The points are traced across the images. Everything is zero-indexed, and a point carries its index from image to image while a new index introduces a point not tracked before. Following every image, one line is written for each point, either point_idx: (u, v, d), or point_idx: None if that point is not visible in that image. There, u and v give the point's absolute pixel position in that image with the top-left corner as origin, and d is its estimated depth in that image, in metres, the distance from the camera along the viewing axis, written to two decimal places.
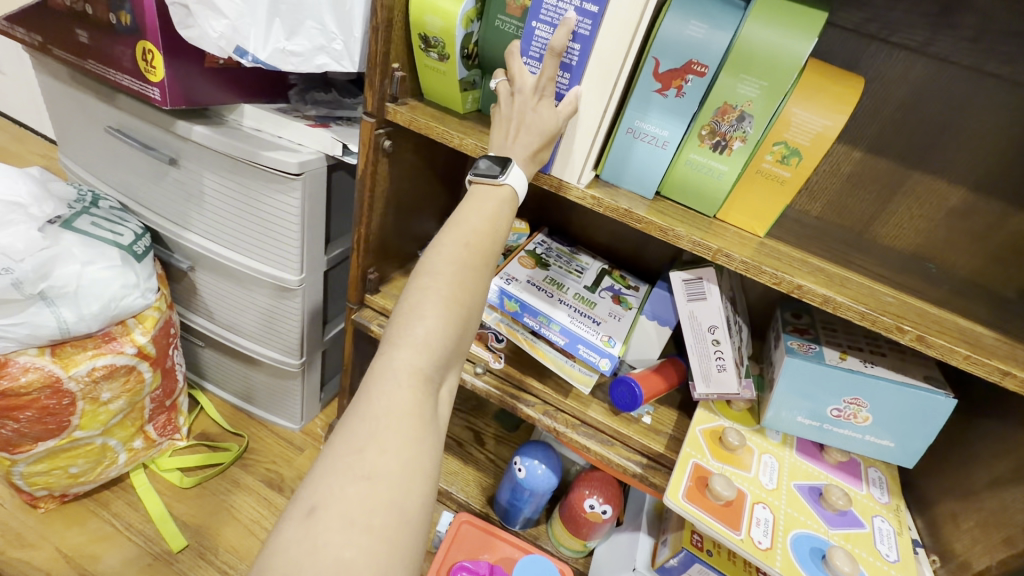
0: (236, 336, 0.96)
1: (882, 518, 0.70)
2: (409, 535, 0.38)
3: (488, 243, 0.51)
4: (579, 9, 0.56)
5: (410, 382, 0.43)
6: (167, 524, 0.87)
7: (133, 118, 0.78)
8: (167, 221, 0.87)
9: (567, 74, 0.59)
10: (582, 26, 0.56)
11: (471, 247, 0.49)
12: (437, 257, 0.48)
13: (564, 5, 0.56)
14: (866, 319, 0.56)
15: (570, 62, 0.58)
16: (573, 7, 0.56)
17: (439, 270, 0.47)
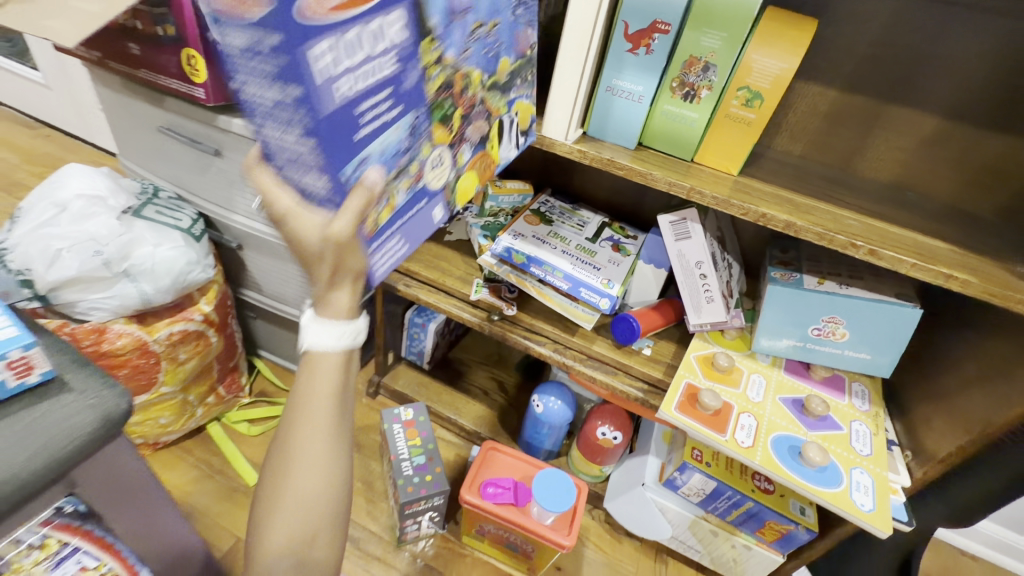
0: (283, 305, 1.10)
1: (859, 422, 0.78)
2: None
3: (325, 417, 0.44)
4: (279, 101, 0.33)
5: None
6: (242, 464, 1.03)
7: (179, 116, 0.90)
8: (216, 206, 0.99)
9: (320, 187, 0.37)
10: (294, 133, 0.35)
11: (309, 437, 0.44)
12: (284, 451, 0.45)
13: (264, 106, 0.34)
14: (824, 239, 0.63)
15: (319, 186, 0.37)
16: (273, 101, 0.34)
17: (292, 481, 0.44)
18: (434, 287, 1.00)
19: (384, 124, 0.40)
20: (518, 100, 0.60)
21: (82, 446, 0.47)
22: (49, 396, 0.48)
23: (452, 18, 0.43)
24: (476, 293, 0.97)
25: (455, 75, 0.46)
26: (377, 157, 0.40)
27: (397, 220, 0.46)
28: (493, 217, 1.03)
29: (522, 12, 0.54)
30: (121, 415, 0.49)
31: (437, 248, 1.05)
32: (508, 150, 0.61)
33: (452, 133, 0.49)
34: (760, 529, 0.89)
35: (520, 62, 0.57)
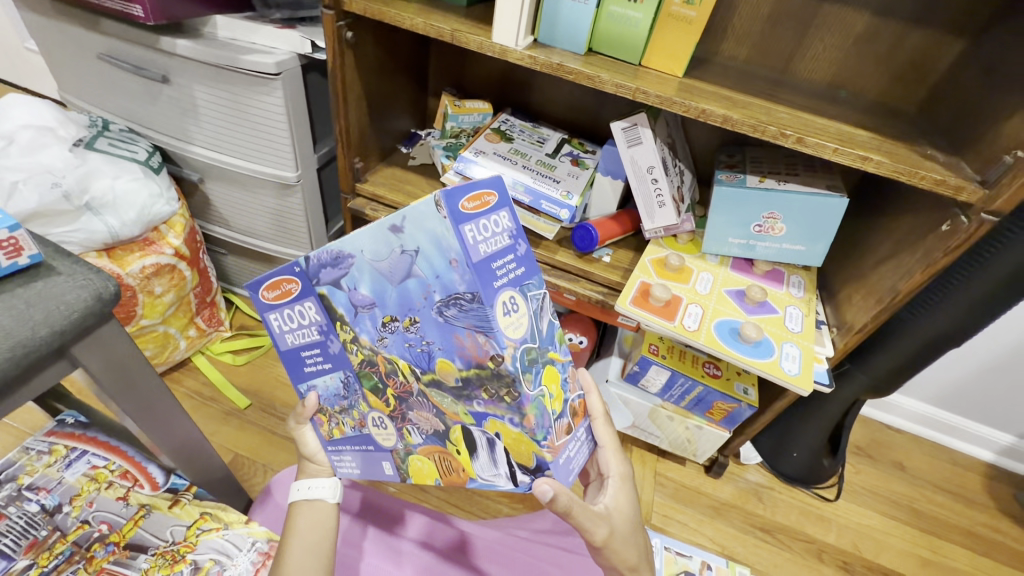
0: (252, 238, 1.11)
1: (794, 306, 0.87)
2: None
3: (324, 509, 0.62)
4: None
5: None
6: (232, 390, 1.08)
7: (119, 41, 0.86)
8: (171, 138, 0.98)
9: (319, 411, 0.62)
10: None
11: (314, 511, 0.61)
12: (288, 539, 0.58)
13: None
14: (757, 130, 0.68)
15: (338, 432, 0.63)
16: None
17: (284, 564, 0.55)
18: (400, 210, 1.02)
19: (321, 371, 0.56)
20: (489, 420, 0.50)
21: (80, 324, 0.42)
22: (40, 277, 0.43)
23: (357, 312, 0.49)
24: None
25: (378, 357, 0.51)
26: (321, 389, 0.58)
27: (350, 444, 0.61)
28: (455, 137, 1.07)
29: (455, 315, 0.46)
30: (109, 297, 0.44)
31: (402, 172, 1.07)
32: (487, 470, 0.52)
33: (389, 406, 0.55)
34: (709, 410, 1.01)
35: (474, 370, 0.48)
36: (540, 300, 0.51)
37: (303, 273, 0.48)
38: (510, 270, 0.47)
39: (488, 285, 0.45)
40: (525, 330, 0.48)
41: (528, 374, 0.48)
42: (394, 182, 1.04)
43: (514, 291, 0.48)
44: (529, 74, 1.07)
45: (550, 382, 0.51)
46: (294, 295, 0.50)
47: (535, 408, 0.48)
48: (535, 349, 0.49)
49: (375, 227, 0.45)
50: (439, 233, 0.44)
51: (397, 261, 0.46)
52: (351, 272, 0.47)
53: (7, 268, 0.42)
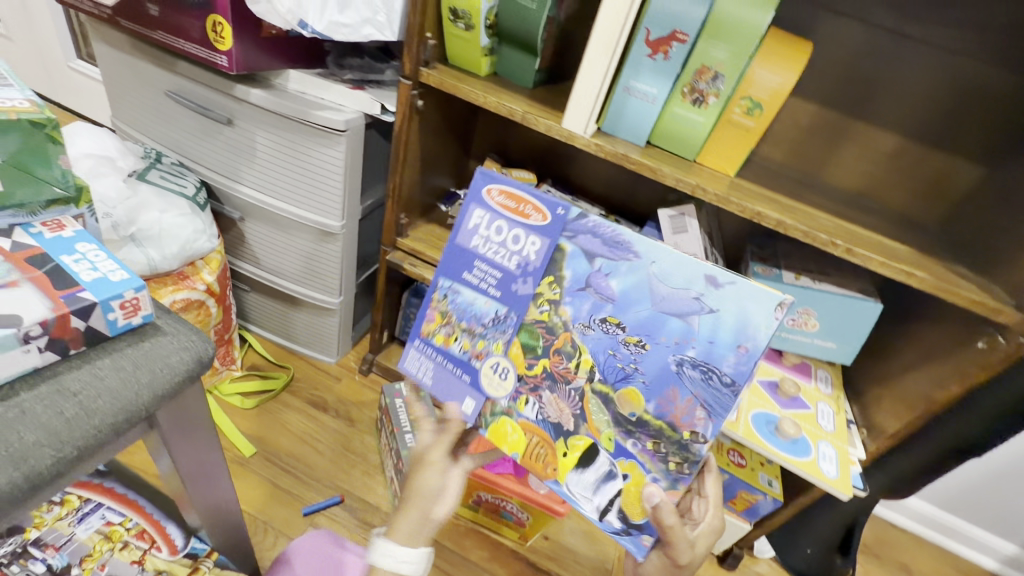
0: (280, 279, 1.10)
1: (824, 403, 0.88)
2: None
3: None
4: None
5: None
6: (237, 436, 1.03)
7: (192, 82, 0.89)
8: (220, 176, 0.98)
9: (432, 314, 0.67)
10: None
11: None
12: None
13: None
14: (808, 237, 0.72)
15: None
16: None
17: None
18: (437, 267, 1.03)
19: (481, 288, 0.60)
20: (630, 460, 0.57)
21: (178, 385, 0.46)
22: (148, 337, 0.46)
23: (584, 287, 0.55)
24: None
25: (564, 332, 0.57)
26: (462, 297, 0.61)
27: (441, 355, 0.64)
28: None
29: (689, 374, 0.53)
30: (205, 361, 0.48)
31: (441, 230, 1.09)
32: (581, 487, 0.59)
33: (531, 370, 0.59)
34: (731, 498, 1.01)
35: (661, 421, 0.55)
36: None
37: (563, 220, 0.54)
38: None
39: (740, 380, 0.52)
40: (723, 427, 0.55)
41: (695, 456, 0.55)
42: (433, 239, 1.06)
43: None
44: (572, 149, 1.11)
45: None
46: (529, 222, 0.56)
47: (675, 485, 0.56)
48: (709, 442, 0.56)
49: (696, 264, 0.52)
50: (750, 319, 0.51)
51: (682, 299, 0.52)
52: (619, 264, 0.54)
53: (126, 325, 0.45)
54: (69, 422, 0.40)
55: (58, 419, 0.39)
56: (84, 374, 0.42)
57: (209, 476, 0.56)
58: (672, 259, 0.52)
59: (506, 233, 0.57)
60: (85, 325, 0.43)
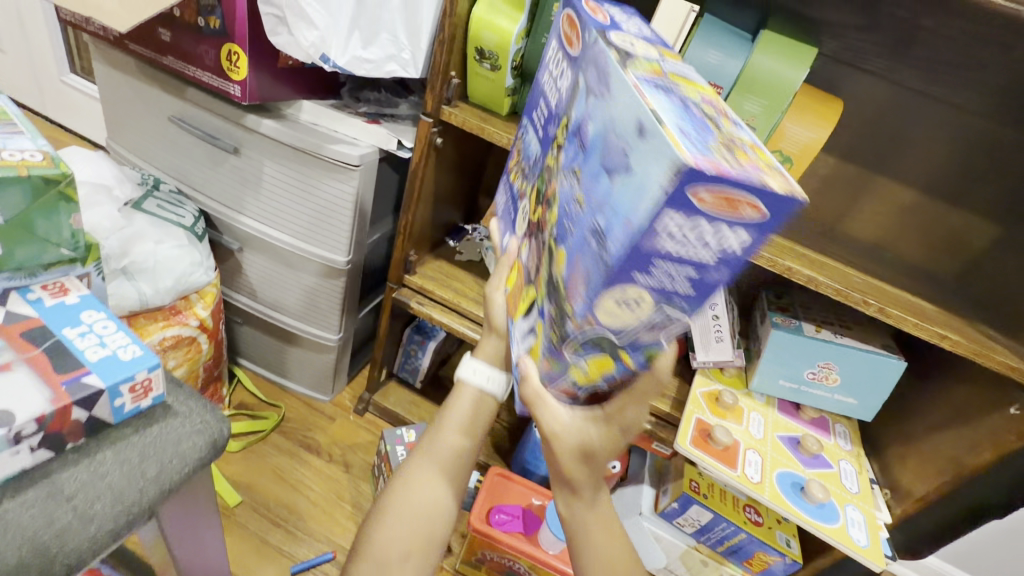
0: (278, 313, 1.04)
1: (846, 461, 0.86)
2: None
3: (473, 425, 0.56)
4: None
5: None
6: (223, 483, 0.97)
7: (199, 109, 0.85)
8: (221, 205, 0.94)
9: None
10: None
11: (477, 415, 0.56)
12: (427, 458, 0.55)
13: None
14: (840, 294, 0.70)
15: None
16: None
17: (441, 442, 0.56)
18: (447, 307, 0.99)
19: (536, 129, 0.49)
20: (540, 318, 0.43)
21: (188, 474, 0.47)
22: (157, 421, 0.49)
23: (576, 132, 0.38)
24: None
25: (551, 181, 0.43)
26: (528, 140, 0.52)
27: (506, 201, 0.57)
28: None
29: (588, 244, 0.34)
30: (217, 445, 0.50)
31: (449, 267, 1.05)
32: (518, 341, 0.47)
33: (534, 216, 0.47)
34: (747, 560, 0.95)
35: (557, 298, 0.39)
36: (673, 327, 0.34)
37: (585, 48, 0.39)
38: (678, 281, 0.32)
39: (615, 270, 0.31)
40: (631, 329, 0.35)
41: (574, 344, 0.37)
42: (443, 276, 1.02)
43: (644, 298, 0.33)
44: None
45: (592, 366, 0.39)
46: (572, 49, 0.42)
47: (550, 360, 0.40)
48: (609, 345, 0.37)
49: (639, 106, 0.31)
50: (644, 191, 0.29)
51: (615, 149, 0.33)
52: (597, 103, 0.35)
53: (135, 409, 0.48)
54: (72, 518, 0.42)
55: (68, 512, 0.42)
56: (85, 468, 0.44)
57: (199, 535, 0.53)
58: (630, 96, 0.32)
59: (559, 64, 0.45)
60: (89, 414, 0.45)
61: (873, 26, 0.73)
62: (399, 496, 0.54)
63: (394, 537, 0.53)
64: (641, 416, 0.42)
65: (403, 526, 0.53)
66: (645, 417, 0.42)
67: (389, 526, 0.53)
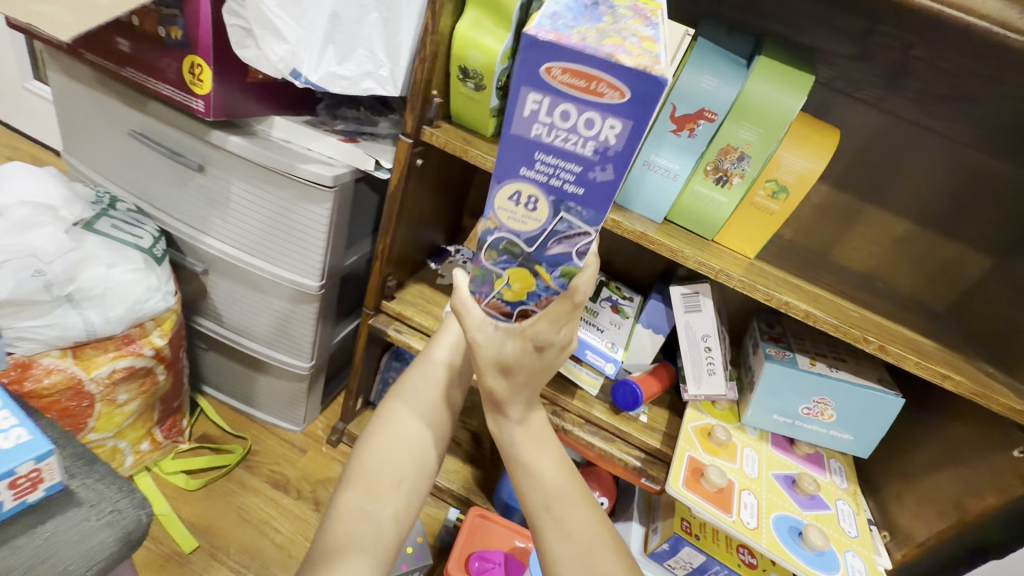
0: (245, 340, 0.97)
1: (843, 501, 0.82)
2: (391, 534, 0.54)
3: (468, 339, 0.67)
4: None
5: (350, 509, 0.54)
6: (178, 527, 0.89)
7: (161, 123, 0.79)
8: (185, 225, 0.87)
9: None
10: None
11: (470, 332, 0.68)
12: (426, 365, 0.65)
13: None
14: (838, 330, 0.67)
15: None
16: None
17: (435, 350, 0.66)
18: (427, 334, 0.94)
19: None
20: None
21: (101, 565, 0.61)
22: (48, 516, 0.61)
23: None
24: None
25: None
26: None
27: None
28: None
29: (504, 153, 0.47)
30: (145, 524, 0.65)
31: (429, 291, 1.00)
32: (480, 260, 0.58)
33: None
34: None
35: None
36: (568, 227, 0.46)
37: None
38: (564, 179, 0.44)
39: (511, 168, 0.45)
40: (535, 232, 0.47)
41: (493, 252, 0.49)
42: (423, 301, 0.97)
43: (540, 195, 0.45)
44: None
45: (515, 277, 0.49)
46: None
47: (479, 273, 0.50)
48: (519, 251, 0.48)
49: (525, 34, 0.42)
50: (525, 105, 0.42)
51: None
52: None
53: (16, 503, 0.59)
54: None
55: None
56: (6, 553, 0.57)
57: None
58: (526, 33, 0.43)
59: None
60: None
61: (867, 56, 0.72)
62: (389, 419, 0.60)
63: (385, 458, 0.57)
64: (559, 334, 0.46)
65: (394, 447, 0.58)
66: (570, 331, 0.47)
67: (381, 447, 0.58)
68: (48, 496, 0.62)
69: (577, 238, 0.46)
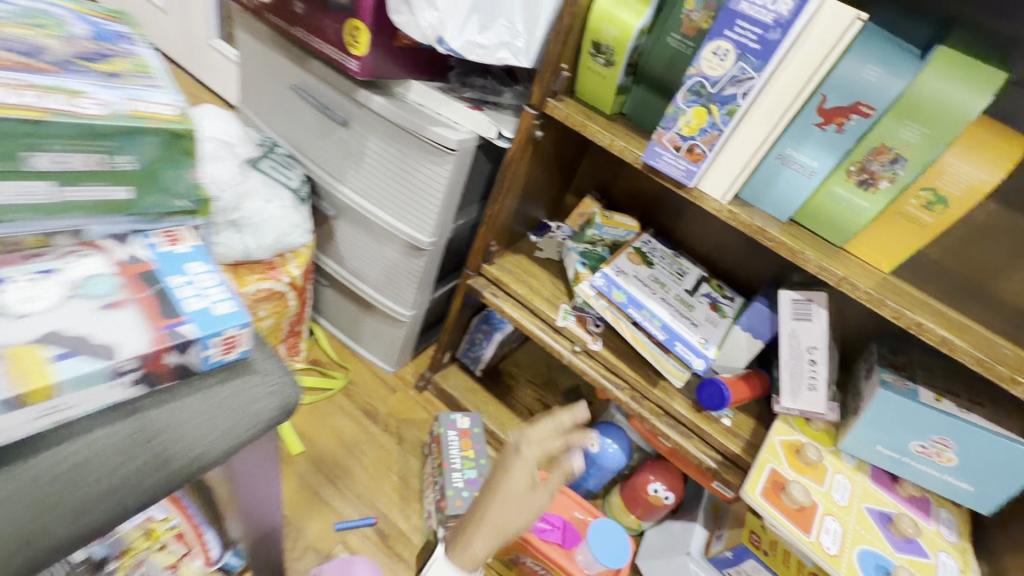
0: (359, 283, 1.09)
1: (946, 554, 0.74)
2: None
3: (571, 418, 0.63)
4: None
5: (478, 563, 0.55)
6: (287, 431, 1.04)
7: (318, 81, 0.90)
8: (325, 173, 0.99)
9: None
10: None
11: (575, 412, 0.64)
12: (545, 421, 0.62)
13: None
14: (983, 365, 0.60)
15: None
16: None
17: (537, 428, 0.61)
18: (520, 302, 0.98)
19: None
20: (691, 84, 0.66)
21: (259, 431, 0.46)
22: (237, 375, 0.47)
23: None
24: (563, 320, 0.94)
25: None
26: None
27: None
28: (592, 244, 1.01)
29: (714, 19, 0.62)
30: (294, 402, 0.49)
31: (528, 262, 1.04)
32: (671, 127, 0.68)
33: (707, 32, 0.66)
34: None
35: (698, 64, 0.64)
36: (743, 80, 0.61)
37: None
38: (749, 36, 0.59)
39: (719, 27, 0.60)
40: (720, 76, 0.62)
41: (687, 93, 0.65)
42: (520, 271, 1.01)
43: (730, 50, 0.61)
44: (681, 205, 1.02)
45: (693, 115, 0.65)
46: None
47: (671, 110, 0.66)
48: (706, 92, 0.64)
49: None
50: None
51: None
52: None
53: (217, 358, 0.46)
54: (96, 497, 0.37)
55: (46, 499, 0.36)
56: (175, 410, 0.43)
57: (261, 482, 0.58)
58: None
59: None
60: (180, 359, 0.43)
61: None
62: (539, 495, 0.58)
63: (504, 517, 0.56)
64: None
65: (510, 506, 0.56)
66: None
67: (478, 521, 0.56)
68: (237, 360, 0.48)
69: (750, 86, 0.61)
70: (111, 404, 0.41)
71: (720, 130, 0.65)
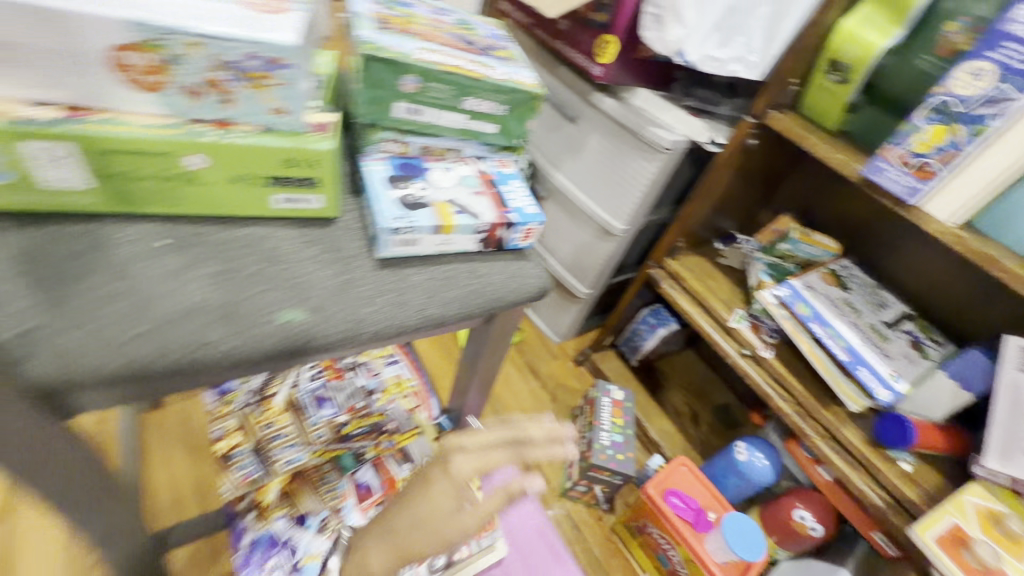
0: (550, 257, 1.26)
1: None
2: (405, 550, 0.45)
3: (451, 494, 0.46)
4: None
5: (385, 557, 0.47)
6: None
7: (560, 84, 1.09)
8: (545, 160, 1.19)
9: None
10: None
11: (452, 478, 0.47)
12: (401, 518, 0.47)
13: None
14: None
15: None
16: None
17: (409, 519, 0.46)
18: (695, 298, 1.04)
19: None
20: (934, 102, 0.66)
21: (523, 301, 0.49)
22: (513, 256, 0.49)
23: None
24: (736, 322, 0.98)
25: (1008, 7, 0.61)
26: None
27: None
28: (782, 259, 1.02)
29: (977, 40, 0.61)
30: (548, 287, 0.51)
31: (709, 265, 1.09)
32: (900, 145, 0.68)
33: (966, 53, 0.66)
34: None
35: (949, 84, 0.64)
36: (1001, 101, 0.59)
37: None
38: (1017, 57, 0.57)
39: (982, 47, 0.60)
40: (974, 96, 0.61)
41: (928, 110, 0.65)
42: (700, 271, 1.07)
43: (991, 70, 0.60)
44: (894, 236, 0.97)
45: (932, 133, 0.65)
46: None
47: (904, 127, 0.67)
48: (952, 112, 0.63)
49: None
50: None
51: None
52: None
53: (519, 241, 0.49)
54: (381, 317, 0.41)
55: (405, 295, 0.43)
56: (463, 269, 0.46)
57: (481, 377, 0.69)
58: None
59: None
60: (504, 235, 0.46)
61: None
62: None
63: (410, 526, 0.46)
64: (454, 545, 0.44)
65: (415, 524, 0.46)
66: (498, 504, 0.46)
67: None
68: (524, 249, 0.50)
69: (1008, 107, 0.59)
70: (453, 251, 0.46)
71: (961, 151, 0.63)
